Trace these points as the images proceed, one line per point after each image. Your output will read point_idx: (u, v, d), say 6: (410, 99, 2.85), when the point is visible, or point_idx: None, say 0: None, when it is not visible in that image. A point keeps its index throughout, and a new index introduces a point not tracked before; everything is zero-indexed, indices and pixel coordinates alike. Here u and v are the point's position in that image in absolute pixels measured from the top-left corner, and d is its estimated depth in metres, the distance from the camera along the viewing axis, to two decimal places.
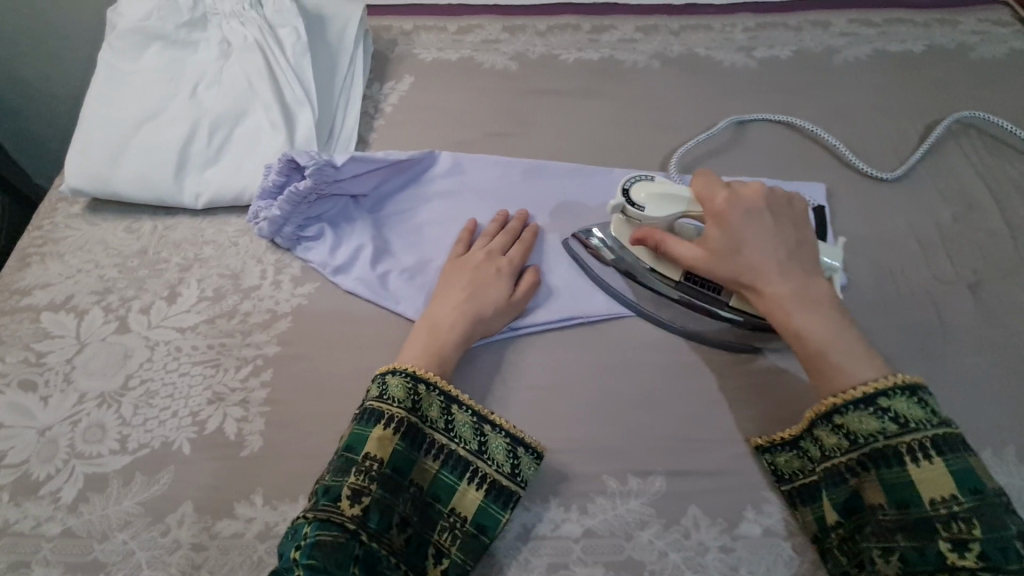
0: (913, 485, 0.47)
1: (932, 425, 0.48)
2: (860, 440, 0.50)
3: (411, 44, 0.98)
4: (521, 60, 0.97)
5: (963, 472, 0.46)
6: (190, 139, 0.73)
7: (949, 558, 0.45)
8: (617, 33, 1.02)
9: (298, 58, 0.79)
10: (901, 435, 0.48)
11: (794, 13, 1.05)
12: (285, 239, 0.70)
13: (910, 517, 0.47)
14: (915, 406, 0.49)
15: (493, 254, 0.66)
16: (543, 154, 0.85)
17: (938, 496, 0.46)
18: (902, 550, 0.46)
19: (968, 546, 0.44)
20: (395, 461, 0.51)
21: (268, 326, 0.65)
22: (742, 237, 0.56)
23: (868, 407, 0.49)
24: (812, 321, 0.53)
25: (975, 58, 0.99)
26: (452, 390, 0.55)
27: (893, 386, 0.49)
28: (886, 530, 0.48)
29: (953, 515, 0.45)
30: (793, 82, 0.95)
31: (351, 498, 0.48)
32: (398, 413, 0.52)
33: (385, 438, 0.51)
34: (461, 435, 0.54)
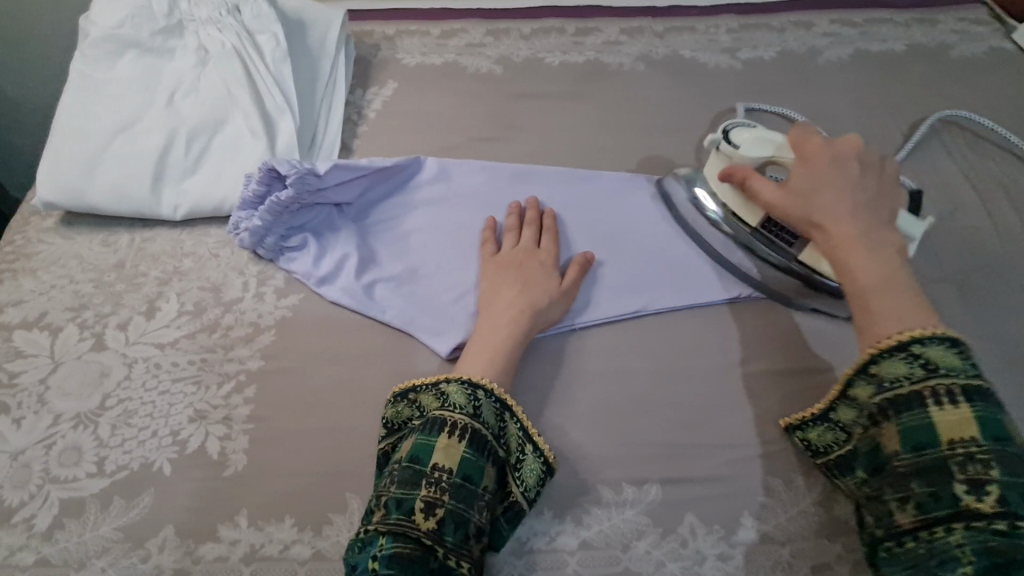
0: (931, 427, 0.45)
1: (965, 375, 0.46)
2: (886, 385, 0.48)
3: (394, 49, 0.97)
4: (506, 63, 0.96)
5: (987, 418, 0.45)
6: (167, 149, 0.71)
7: (964, 502, 0.43)
8: (602, 36, 1.01)
9: (277, 64, 0.77)
10: (927, 378, 0.46)
11: (777, 14, 1.06)
12: (267, 250, 0.68)
13: (926, 460, 0.45)
14: (948, 352, 0.47)
15: (527, 251, 0.66)
16: (530, 158, 0.84)
17: (957, 438, 0.44)
18: (920, 498, 0.44)
19: (987, 488, 0.42)
20: (466, 470, 0.49)
21: (251, 340, 0.63)
22: (820, 177, 0.57)
23: (902, 353, 0.48)
24: (869, 263, 0.52)
25: (955, 57, 1.00)
26: (507, 397, 0.54)
27: (928, 334, 0.47)
28: (904, 477, 0.45)
29: (971, 456, 0.44)
30: (778, 82, 0.96)
31: (424, 511, 0.47)
32: (460, 420, 0.50)
33: (451, 447, 0.49)
34: (511, 445, 0.52)
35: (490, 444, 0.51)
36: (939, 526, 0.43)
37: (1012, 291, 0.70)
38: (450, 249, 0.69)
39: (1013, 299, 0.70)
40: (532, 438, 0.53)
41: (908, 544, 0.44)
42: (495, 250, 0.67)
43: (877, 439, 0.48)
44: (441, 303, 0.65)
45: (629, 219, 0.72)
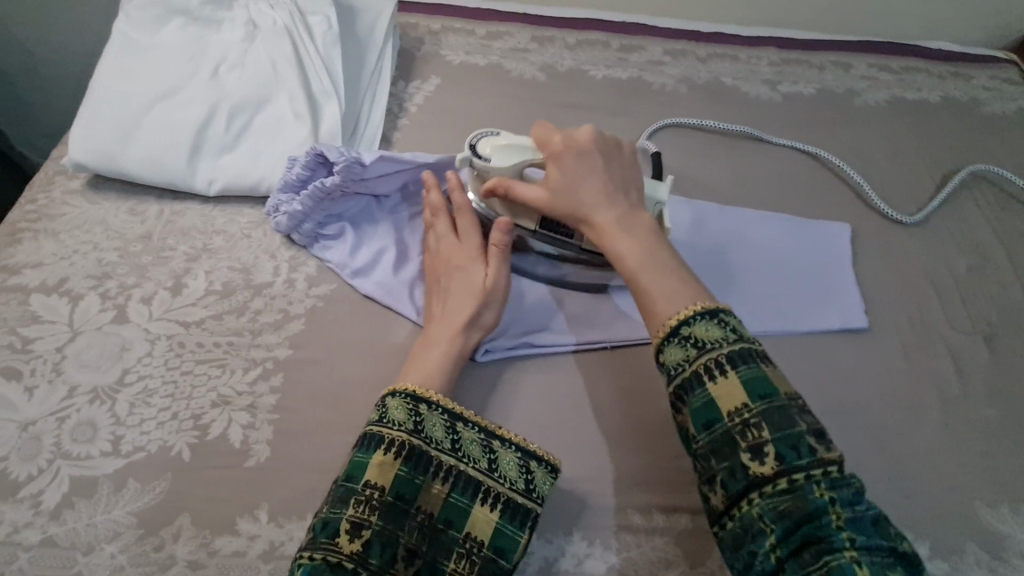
0: (713, 404, 0.45)
1: (729, 343, 0.46)
2: (671, 372, 0.47)
3: (438, 44, 0.96)
4: (549, 71, 0.96)
5: (753, 378, 0.45)
6: (207, 122, 0.69)
7: (752, 470, 0.42)
8: (645, 54, 1.01)
9: (328, 48, 0.75)
10: (700, 356, 0.46)
11: (816, 52, 1.07)
12: (303, 236, 0.66)
13: (716, 437, 0.44)
14: (711, 327, 0.47)
15: (459, 249, 0.63)
16: None
17: (733, 407, 0.44)
18: (722, 476, 0.43)
19: (765, 451, 0.42)
20: (399, 489, 0.49)
21: (281, 327, 0.61)
22: (576, 174, 0.57)
23: (675, 337, 0.47)
24: (631, 248, 0.54)
25: (986, 113, 1.01)
26: (455, 407, 0.53)
27: (692, 313, 0.47)
28: (705, 459, 0.44)
29: (747, 423, 0.43)
30: (817, 119, 0.96)
31: (350, 532, 0.47)
32: (398, 437, 0.50)
33: (385, 464, 0.49)
34: (469, 454, 0.52)
35: (433, 461, 0.50)
36: (742, 498, 0.42)
37: None
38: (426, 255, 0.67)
39: None
40: (496, 437, 0.53)
41: (726, 525, 0.43)
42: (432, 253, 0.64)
43: (680, 427, 0.47)
44: None
45: None
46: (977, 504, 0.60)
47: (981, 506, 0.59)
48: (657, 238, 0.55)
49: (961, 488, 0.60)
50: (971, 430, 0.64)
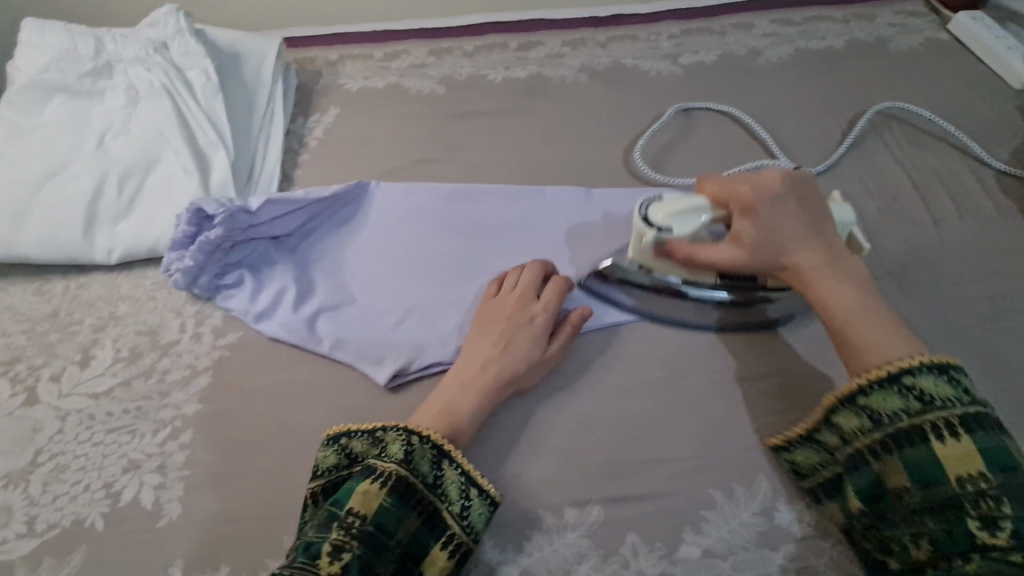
0: (938, 464, 0.47)
1: (962, 404, 0.47)
2: (883, 420, 0.49)
3: (336, 74, 0.97)
4: (449, 82, 0.96)
5: (992, 448, 0.46)
6: (99, 193, 0.70)
7: (978, 537, 0.44)
8: (544, 49, 1.02)
9: (209, 99, 0.76)
10: (923, 412, 0.48)
11: (717, 18, 1.07)
12: (202, 288, 0.67)
13: (935, 495, 0.46)
14: (941, 382, 0.48)
15: (521, 299, 0.63)
16: (473, 177, 0.83)
17: (964, 473, 0.45)
18: (933, 533, 0.46)
19: (1000, 524, 0.43)
20: (380, 521, 0.48)
21: (188, 383, 0.62)
22: (771, 227, 0.57)
23: (894, 386, 0.49)
24: (845, 296, 0.54)
25: (893, 50, 1.01)
26: (446, 444, 0.53)
27: (918, 364, 0.49)
28: (917, 514, 0.47)
29: (981, 492, 0.45)
30: (719, 85, 0.96)
31: (332, 555, 0.45)
32: (389, 468, 0.50)
33: (371, 493, 0.49)
34: (449, 496, 0.51)
35: (420, 495, 0.50)
36: (956, 558, 0.44)
37: (948, 281, 0.71)
38: (335, 288, 0.69)
39: (950, 294, 0.70)
40: (479, 484, 0.52)
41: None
42: (495, 293, 0.65)
43: (884, 474, 0.49)
44: (384, 330, 0.66)
45: (529, 251, 0.74)
46: None
47: None
48: (866, 286, 0.55)
49: None
50: None
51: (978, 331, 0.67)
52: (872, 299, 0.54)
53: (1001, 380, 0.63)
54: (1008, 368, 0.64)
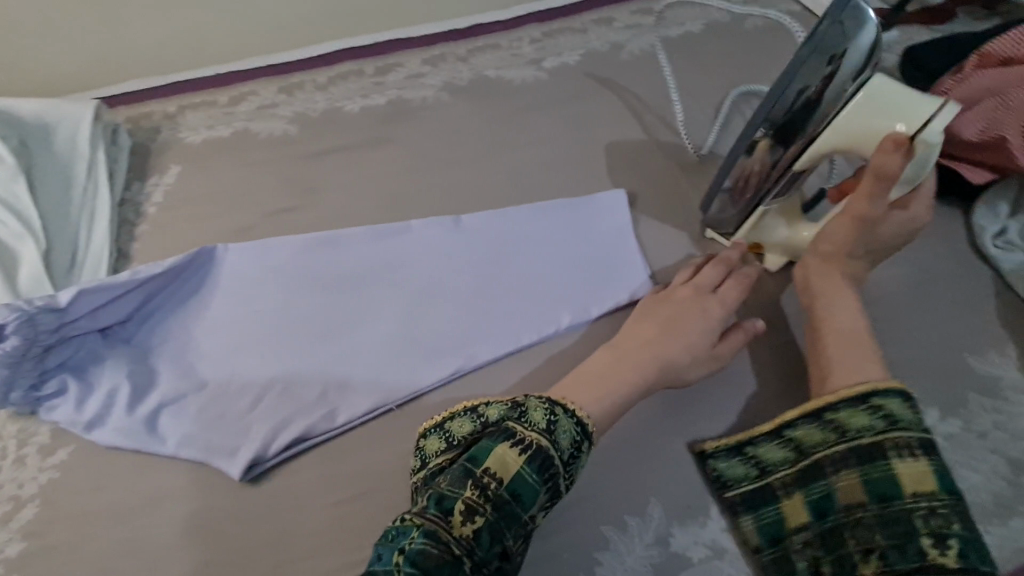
0: (894, 481, 0.49)
1: (920, 428, 0.50)
2: (850, 434, 0.52)
3: (176, 128, 0.89)
4: (302, 120, 0.90)
5: (940, 471, 0.49)
6: None
7: (929, 555, 0.46)
8: (403, 71, 0.97)
9: (8, 185, 0.69)
10: (888, 431, 0.51)
11: (577, 16, 1.05)
12: (17, 405, 0.58)
13: (889, 512, 0.48)
14: (905, 408, 0.51)
15: (697, 290, 0.63)
16: (334, 220, 0.77)
17: (918, 491, 0.48)
18: (882, 550, 0.47)
19: (947, 543, 0.46)
20: (516, 488, 0.46)
21: (10, 520, 0.54)
22: (878, 217, 0.58)
23: (863, 404, 0.52)
24: (834, 314, 0.59)
25: (749, 27, 1.01)
26: (589, 423, 0.52)
27: (891, 388, 0.52)
28: (869, 529, 0.48)
29: (931, 510, 0.47)
30: (585, 85, 0.94)
31: (465, 514, 0.45)
32: (532, 439, 0.48)
33: (509, 458, 0.47)
34: (576, 473, 0.50)
35: (556, 469, 0.48)
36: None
37: None
38: (182, 374, 0.62)
39: None
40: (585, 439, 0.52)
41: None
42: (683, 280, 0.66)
43: (842, 485, 0.51)
44: (239, 414, 0.59)
45: (395, 294, 0.69)
46: None
47: None
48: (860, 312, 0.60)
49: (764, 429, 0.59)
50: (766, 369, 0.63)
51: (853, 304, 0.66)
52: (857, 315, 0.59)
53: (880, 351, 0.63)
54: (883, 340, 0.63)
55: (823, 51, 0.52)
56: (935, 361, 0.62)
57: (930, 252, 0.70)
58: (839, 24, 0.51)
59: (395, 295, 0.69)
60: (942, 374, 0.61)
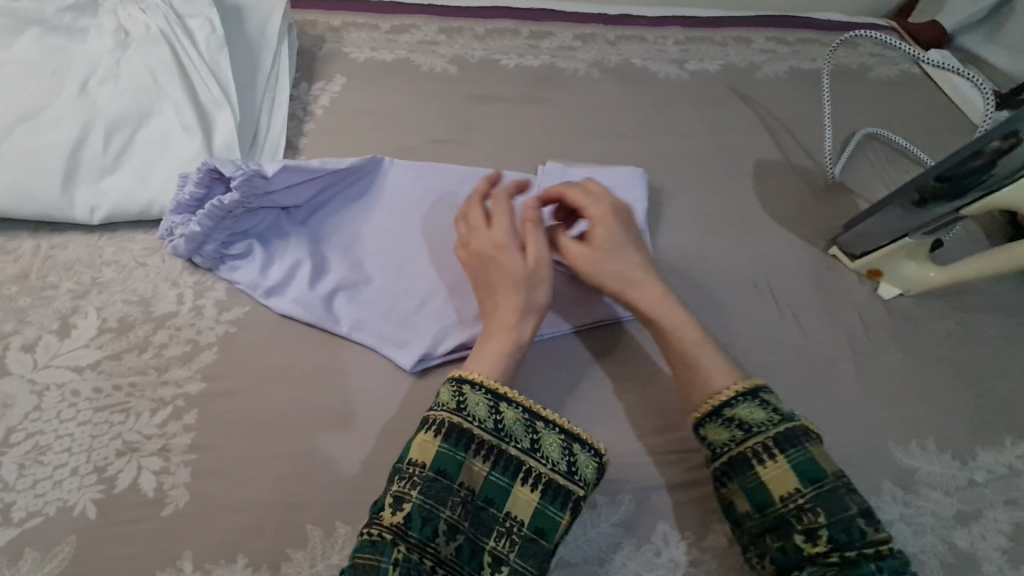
0: (763, 485, 0.49)
1: (774, 425, 0.50)
2: (718, 450, 0.52)
3: (341, 42, 0.92)
4: (460, 63, 0.93)
5: (803, 463, 0.49)
6: (81, 144, 0.63)
7: (805, 549, 0.46)
8: (556, 40, 1.01)
9: (213, 53, 0.69)
10: (746, 438, 0.51)
11: (719, 29, 1.10)
12: (205, 258, 0.61)
13: (769, 516, 0.48)
14: (755, 410, 0.51)
15: (497, 245, 0.57)
16: (489, 162, 0.81)
17: (784, 492, 0.48)
18: (774, 553, 0.48)
19: (817, 534, 0.46)
20: (441, 466, 0.47)
21: (189, 360, 0.57)
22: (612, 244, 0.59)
23: (718, 417, 0.52)
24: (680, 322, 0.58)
25: (874, 78, 1.08)
26: (498, 387, 0.50)
27: (733, 396, 0.52)
28: (759, 535, 0.49)
29: (800, 506, 0.47)
30: (724, 94, 0.99)
31: (392, 505, 0.46)
32: (440, 416, 0.49)
33: (427, 441, 0.48)
34: (526, 438, 0.49)
35: (477, 440, 0.48)
36: (795, 573, 0.46)
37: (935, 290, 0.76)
38: (353, 265, 0.64)
39: (937, 303, 0.75)
40: (579, 440, 0.50)
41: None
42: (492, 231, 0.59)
43: (729, 499, 0.51)
44: (407, 312, 0.62)
45: None
46: (890, 444, 0.64)
47: (893, 446, 0.64)
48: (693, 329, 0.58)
49: (874, 430, 0.65)
50: (880, 378, 0.68)
51: (960, 338, 0.72)
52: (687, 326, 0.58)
53: (978, 383, 0.69)
54: (983, 374, 0.70)
55: (1007, 128, 0.59)
56: None
57: None
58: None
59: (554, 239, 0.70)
60: None
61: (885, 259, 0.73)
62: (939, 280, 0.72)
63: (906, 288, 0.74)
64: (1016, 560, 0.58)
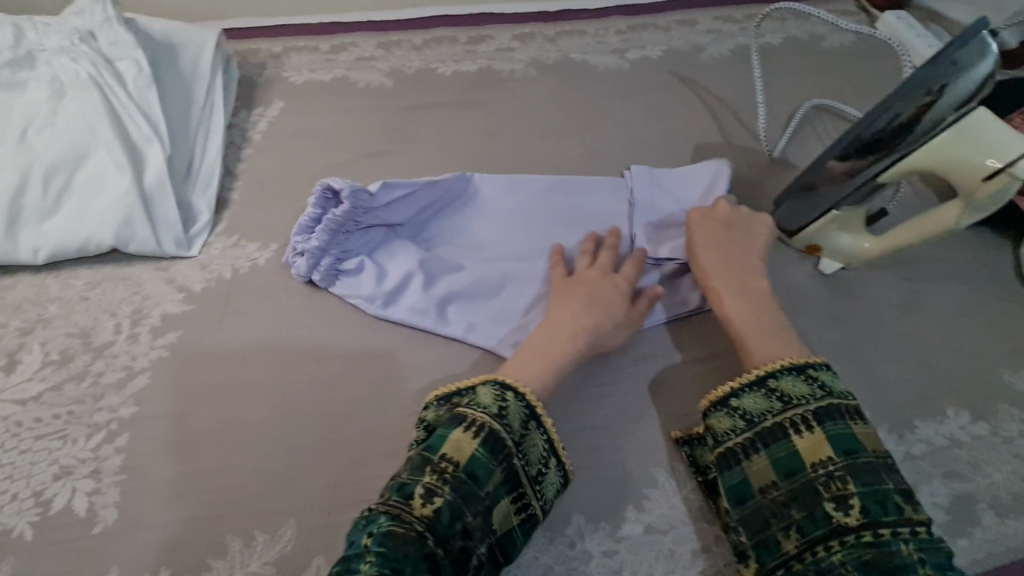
0: (796, 455, 0.49)
1: (815, 400, 0.51)
2: (754, 419, 0.52)
3: (281, 66, 0.95)
4: (398, 76, 0.95)
5: (840, 437, 0.49)
6: (21, 190, 0.67)
7: (836, 519, 0.46)
8: (494, 43, 1.02)
9: (141, 92, 0.73)
10: (785, 410, 0.51)
11: (663, 14, 1.09)
12: (322, 274, 0.67)
13: (797, 485, 0.49)
14: (798, 383, 0.53)
15: (603, 271, 0.65)
16: (423, 169, 0.83)
17: (817, 460, 0.49)
18: (801, 523, 0.47)
19: (850, 504, 0.46)
20: (472, 468, 0.47)
21: (123, 386, 0.60)
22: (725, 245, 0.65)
23: (760, 387, 0.53)
24: (736, 307, 0.60)
25: (826, 48, 1.06)
26: (536, 403, 0.53)
27: (780, 368, 0.53)
28: (785, 506, 0.49)
29: (830, 475, 0.48)
30: (665, 79, 0.98)
31: (424, 497, 0.45)
32: (480, 418, 0.49)
33: (463, 441, 0.48)
34: (532, 457, 0.51)
35: (509, 447, 0.49)
36: (820, 547, 0.46)
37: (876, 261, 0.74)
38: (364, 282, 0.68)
39: (877, 274, 0.73)
40: (559, 460, 0.53)
41: (796, 567, 0.46)
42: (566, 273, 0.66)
43: (751, 471, 0.51)
44: (505, 310, 0.66)
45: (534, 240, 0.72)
46: None
47: None
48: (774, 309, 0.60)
49: None
50: (815, 355, 0.67)
51: (901, 309, 0.70)
52: (765, 313, 0.60)
53: (918, 354, 0.67)
54: (926, 344, 0.68)
55: (927, 84, 0.57)
56: (975, 369, 0.66)
57: (984, 270, 0.73)
58: (954, 62, 0.56)
59: (502, 241, 0.72)
60: (978, 381, 0.66)
61: (818, 233, 0.72)
62: (876, 249, 0.70)
63: (845, 261, 0.73)
64: (951, 532, 0.57)
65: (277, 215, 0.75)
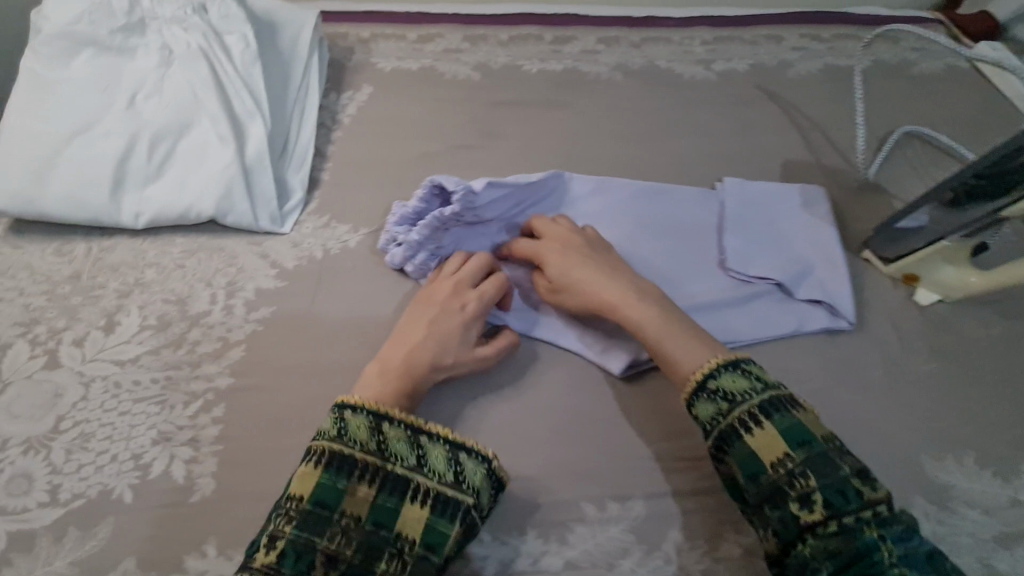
0: (755, 455, 0.48)
1: (756, 394, 0.50)
2: (710, 426, 0.51)
3: (369, 52, 0.95)
4: (483, 70, 0.95)
5: (791, 428, 0.48)
6: (128, 154, 0.67)
7: (802, 517, 0.45)
8: (579, 44, 1.01)
9: (247, 67, 0.74)
10: (732, 409, 0.50)
11: (749, 27, 1.08)
12: (419, 267, 0.66)
13: (763, 486, 0.47)
14: (737, 378, 0.51)
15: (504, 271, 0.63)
16: (510, 165, 0.83)
17: (774, 458, 0.47)
18: (775, 525, 0.46)
19: (813, 499, 0.45)
20: (318, 500, 0.47)
21: (219, 356, 0.60)
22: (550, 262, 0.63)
23: (702, 392, 0.52)
24: (645, 316, 0.57)
25: (916, 73, 1.03)
26: (382, 409, 0.51)
27: (716, 366, 0.52)
28: (758, 506, 0.47)
29: (791, 473, 0.46)
30: (752, 93, 0.97)
31: (265, 545, 0.45)
32: (318, 446, 0.49)
33: (308, 474, 0.48)
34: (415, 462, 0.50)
35: (371, 470, 0.48)
36: (794, 543, 0.45)
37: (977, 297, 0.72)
38: None
39: (978, 310, 0.71)
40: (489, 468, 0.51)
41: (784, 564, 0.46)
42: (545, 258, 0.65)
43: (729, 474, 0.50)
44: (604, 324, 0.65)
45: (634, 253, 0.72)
46: (922, 458, 0.61)
47: (925, 461, 0.61)
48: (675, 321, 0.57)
49: (905, 443, 0.62)
50: (913, 387, 0.65)
51: (1003, 348, 0.68)
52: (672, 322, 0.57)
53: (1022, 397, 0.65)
54: None
55: None
56: None
57: None
58: None
59: None
60: None
61: (923, 263, 0.70)
62: (982, 284, 0.68)
63: (945, 294, 0.71)
64: None
65: (367, 198, 0.75)
